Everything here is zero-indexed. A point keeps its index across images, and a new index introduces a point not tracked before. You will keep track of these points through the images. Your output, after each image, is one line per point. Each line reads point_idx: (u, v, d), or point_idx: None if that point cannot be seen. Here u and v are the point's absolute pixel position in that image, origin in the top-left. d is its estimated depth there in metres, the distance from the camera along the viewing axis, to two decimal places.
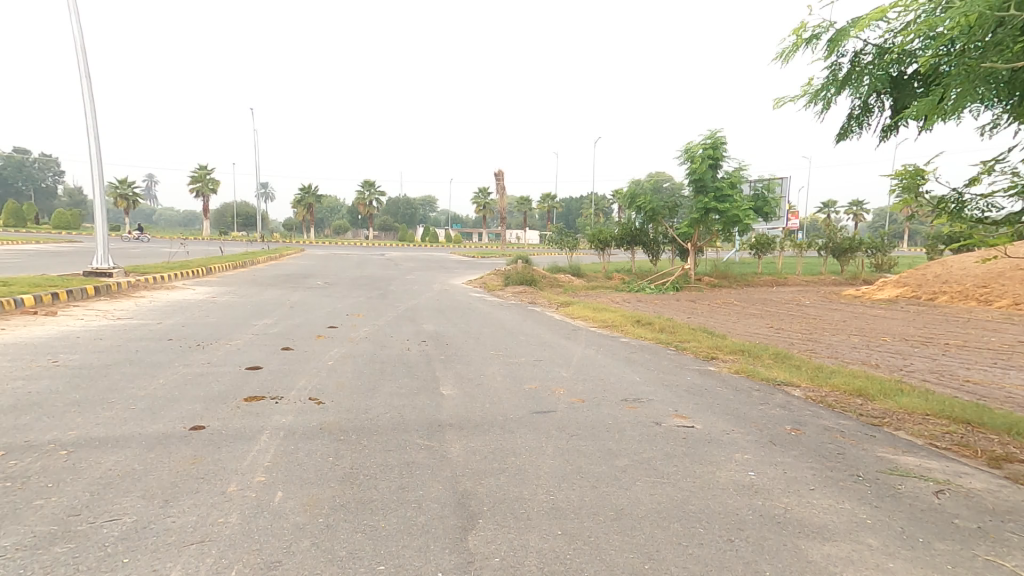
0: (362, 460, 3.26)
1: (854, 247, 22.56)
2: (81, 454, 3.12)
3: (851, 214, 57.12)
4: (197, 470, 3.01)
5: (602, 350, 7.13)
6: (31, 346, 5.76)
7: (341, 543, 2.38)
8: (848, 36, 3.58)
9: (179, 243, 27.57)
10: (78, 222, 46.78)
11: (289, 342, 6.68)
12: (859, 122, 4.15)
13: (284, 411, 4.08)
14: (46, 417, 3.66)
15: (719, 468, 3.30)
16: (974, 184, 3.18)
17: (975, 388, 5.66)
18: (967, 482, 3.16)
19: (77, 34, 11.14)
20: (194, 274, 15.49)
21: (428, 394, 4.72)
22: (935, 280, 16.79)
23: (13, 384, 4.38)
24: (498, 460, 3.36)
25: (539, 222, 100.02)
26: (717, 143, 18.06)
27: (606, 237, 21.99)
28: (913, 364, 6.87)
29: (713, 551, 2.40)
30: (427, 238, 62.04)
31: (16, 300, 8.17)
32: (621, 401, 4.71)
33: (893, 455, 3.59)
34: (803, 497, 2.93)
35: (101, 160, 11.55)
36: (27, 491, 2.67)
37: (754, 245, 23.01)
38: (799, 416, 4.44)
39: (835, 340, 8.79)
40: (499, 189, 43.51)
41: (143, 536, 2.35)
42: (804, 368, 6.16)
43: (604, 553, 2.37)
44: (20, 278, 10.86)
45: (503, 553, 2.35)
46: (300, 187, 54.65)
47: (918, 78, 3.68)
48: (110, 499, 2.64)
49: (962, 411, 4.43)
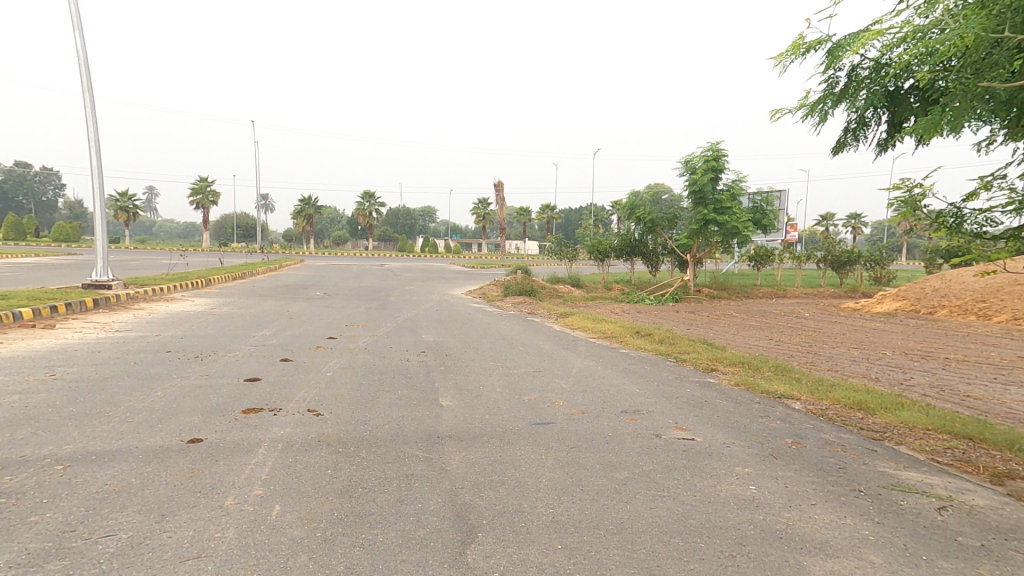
0: (361, 473, 3.24)
1: (853, 260, 22.62)
2: (77, 469, 3.10)
3: (849, 227, 57.23)
4: (195, 484, 2.99)
5: (602, 361, 7.12)
6: (29, 360, 5.75)
7: (339, 558, 2.36)
8: (846, 49, 3.62)
9: (179, 255, 27.62)
10: (78, 234, 46.87)
11: (288, 353, 6.67)
12: (855, 135, 4.19)
13: (282, 422, 4.07)
14: (42, 431, 3.65)
15: (720, 482, 3.28)
16: (971, 199, 3.20)
17: (974, 402, 5.65)
18: (969, 499, 3.14)
19: (80, 50, 11.22)
20: (193, 286, 15.49)
21: (428, 405, 4.71)
22: (933, 294, 16.81)
23: (10, 398, 4.36)
24: (497, 472, 3.34)
25: (539, 233, 100.27)
26: (717, 155, 18.19)
27: (605, 248, 22.05)
28: (914, 378, 6.85)
29: (714, 566, 2.38)
30: (426, 248, 62.14)
31: (14, 313, 8.16)
32: (621, 413, 4.69)
33: (894, 470, 3.58)
34: (805, 512, 2.91)
35: (101, 174, 11.59)
36: (21, 508, 2.65)
37: (754, 257, 23.08)
38: (800, 429, 4.43)
39: (835, 353, 8.78)
40: (500, 200, 43.77)
41: (138, 551, 2.33)
42: (804, 380, 6.15)
43: (605, 568, 2.35)
44: (20, 291, 10.87)
45: (503, 567, 2.33)
46: (300, 198, 54.74)
47: (915, 93, 3.71)
48: (106, 514, 2.62)
49: (963, 426, 4.42)
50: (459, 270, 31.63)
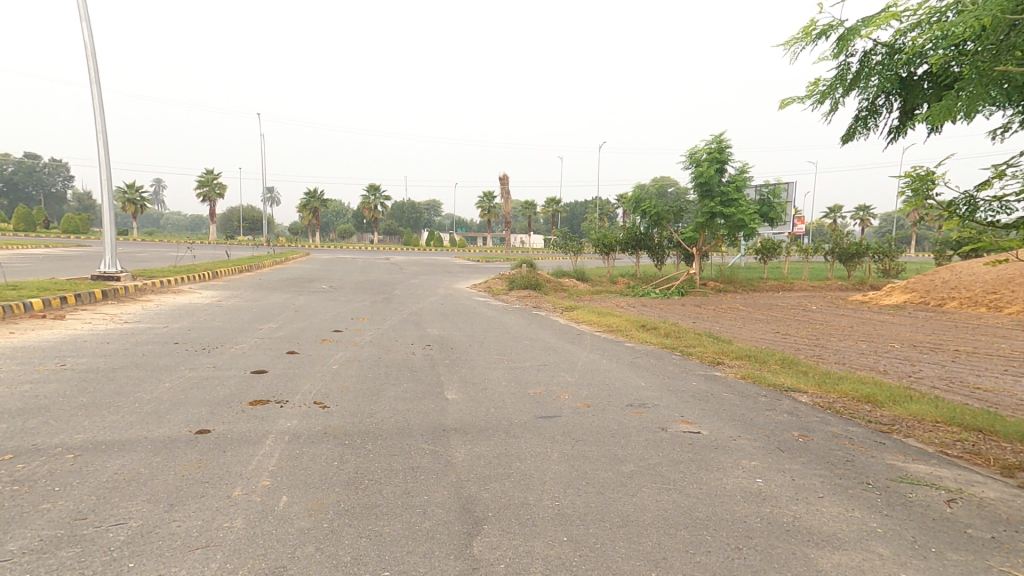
0: (368, 465, 3.25)
1: (861, 253, 22.46)
2: (87, 458, 3.13)
3: (856, 220, 56.64)
4: (203, 474, 3.01)
5: (607, 354, 7.11)
6: (40, 350, 5.80)
7: (346, 548, 2.37)
8: (858, 34, 3.56)
9: (186, 249, 27.71)
10: (86, 227, 47.16)
11: (294, 346, 6.70)
12: (866, 123, 4.13)
13: (289, 414, 4.09)
14: (53, 421, 3.68)
15: (727, 475, 3.27)
16: (985, 188, 3.15)
17: (985, 395, 5.60)
18: (979, 491, 3.12)
19: (88, 43, 11.25)
20: (201, 279, 15.55)
21: (433, 398, 4.72)
22: (943, 286, 16.66)
23: (22, 388, 4.40)
24: (502, 465, 3.34)
25: (544, 226, 100.20)
26: (722, 147, 18.12)
27: (611, 242, 21.88)
28: (922, 371, 6.80)
29: (722, 559, 2.37)
30: (432, 242, 62.14)
31: (25, 304, 8.23)
32: (627, 407, 4.68)
33: (903, 464, 3.55)
34: (812, 505, 2.89)
35: (109, 165, 11.62)
36: (33, 495, 2.67)
37: (760, 250, 22.96)
38: (807, 422, 4.41)
39: (843, 345, 8.73)
40: (505, 193, 43.99)
41: (148, 541, 2.34)
42: (811, 374, 6.10)
43: (612, 561, 2.34)
44: (30, 282, 10.95)
45: (508, 559, 2.33)
46: (305, 192, 54.74)
47: (928, 79, 3.66)
48: (116, 503, 2.64)
49: (974, 419, 4.37)
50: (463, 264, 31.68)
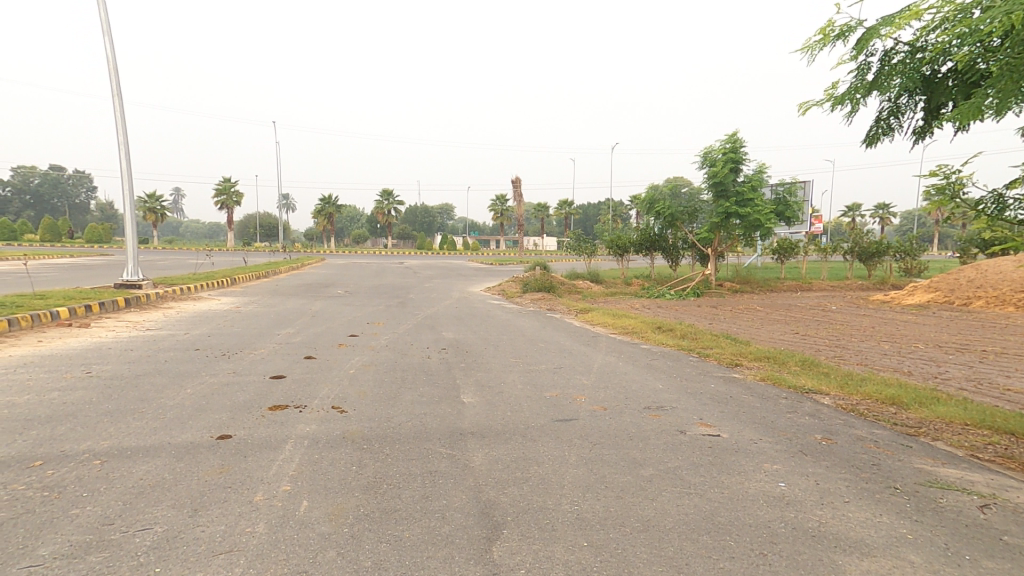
0: (386, 469, 3.26)
1: (882, 251, 22.02)
2: (113, 464, 3.18)
3: (876, 217, 55.24)
4: (226, 479, 3.04)
5: (624, 357, 7.06)
6: (67, 357, 5.93)
7: (367, 553, 2.37)
8: (878, 34, 3.49)
9: (205, 257, 28.06)
10: (109, 236, 48.18)
11: (311, 350, 6.75)
12: (889, 123, 4.05)
13: (308, 419, 4.12)
14: (80, 427, 3.75)
15: (748, 479, 3.22)
16: (1015, 186, 3.07)
17: (1015, 397, 5.45)
18: (1012, 497, 3.03)
19: (109, 55, 11.48)
20: (218, 284, 15.75)
21: (450, 402, 4.73)
22: (968, 285, 16.30)
23: (49, 395, 4.49)
24: (520, 469, 3.33)
25: (558, 228, 100.64)
26: (737, 146, 17.92)
27: (624, 242, 21.67)
28: (949, 372, 6.65)
29: (746, 564, 2.34)
30: (445, 246, 62.21)
31: (50, 312, 8.42)
32: (644, 410, 4.63)
33: (931, 467, 3.46)
34: (838, 510, 2.84)
35: (131, 176, 11.84)
36: (63, 501, 2.72)
37: (777, 249, 22.56)
38: (830, 425, 4.33)
39: (865, 346, 8.57)
40: (517, 196, 43.91)
41: (174, 545, 2.37)
42: (832, 376, 5.99)
43: (634, 566, 2.32)
44: (56, 291, 11.18)
45: (529, 564, 2.32)
46: (320, 199, 55.21)
47: (953, 77, 3.58)
48: (142, 508, 2.68)
49: (1004, 422, 4.25)
50: (477, 267, 31.67)
